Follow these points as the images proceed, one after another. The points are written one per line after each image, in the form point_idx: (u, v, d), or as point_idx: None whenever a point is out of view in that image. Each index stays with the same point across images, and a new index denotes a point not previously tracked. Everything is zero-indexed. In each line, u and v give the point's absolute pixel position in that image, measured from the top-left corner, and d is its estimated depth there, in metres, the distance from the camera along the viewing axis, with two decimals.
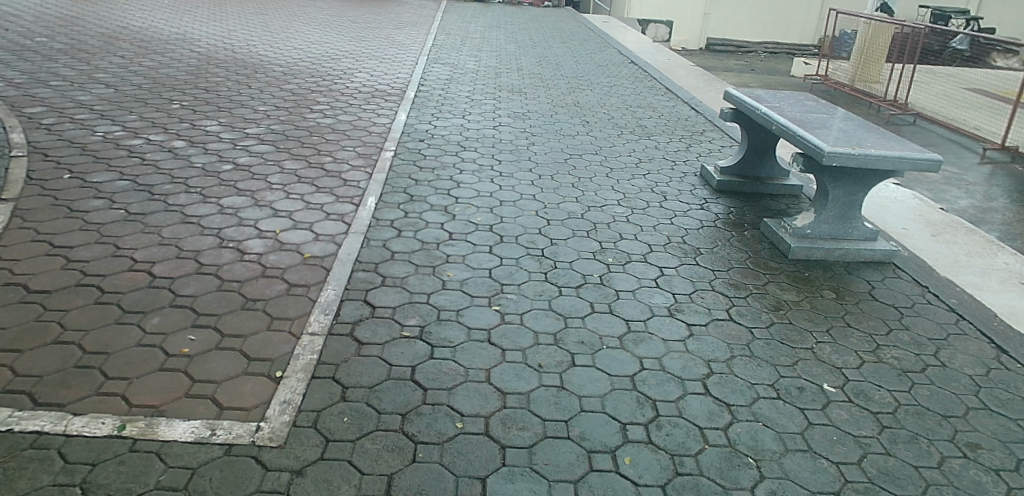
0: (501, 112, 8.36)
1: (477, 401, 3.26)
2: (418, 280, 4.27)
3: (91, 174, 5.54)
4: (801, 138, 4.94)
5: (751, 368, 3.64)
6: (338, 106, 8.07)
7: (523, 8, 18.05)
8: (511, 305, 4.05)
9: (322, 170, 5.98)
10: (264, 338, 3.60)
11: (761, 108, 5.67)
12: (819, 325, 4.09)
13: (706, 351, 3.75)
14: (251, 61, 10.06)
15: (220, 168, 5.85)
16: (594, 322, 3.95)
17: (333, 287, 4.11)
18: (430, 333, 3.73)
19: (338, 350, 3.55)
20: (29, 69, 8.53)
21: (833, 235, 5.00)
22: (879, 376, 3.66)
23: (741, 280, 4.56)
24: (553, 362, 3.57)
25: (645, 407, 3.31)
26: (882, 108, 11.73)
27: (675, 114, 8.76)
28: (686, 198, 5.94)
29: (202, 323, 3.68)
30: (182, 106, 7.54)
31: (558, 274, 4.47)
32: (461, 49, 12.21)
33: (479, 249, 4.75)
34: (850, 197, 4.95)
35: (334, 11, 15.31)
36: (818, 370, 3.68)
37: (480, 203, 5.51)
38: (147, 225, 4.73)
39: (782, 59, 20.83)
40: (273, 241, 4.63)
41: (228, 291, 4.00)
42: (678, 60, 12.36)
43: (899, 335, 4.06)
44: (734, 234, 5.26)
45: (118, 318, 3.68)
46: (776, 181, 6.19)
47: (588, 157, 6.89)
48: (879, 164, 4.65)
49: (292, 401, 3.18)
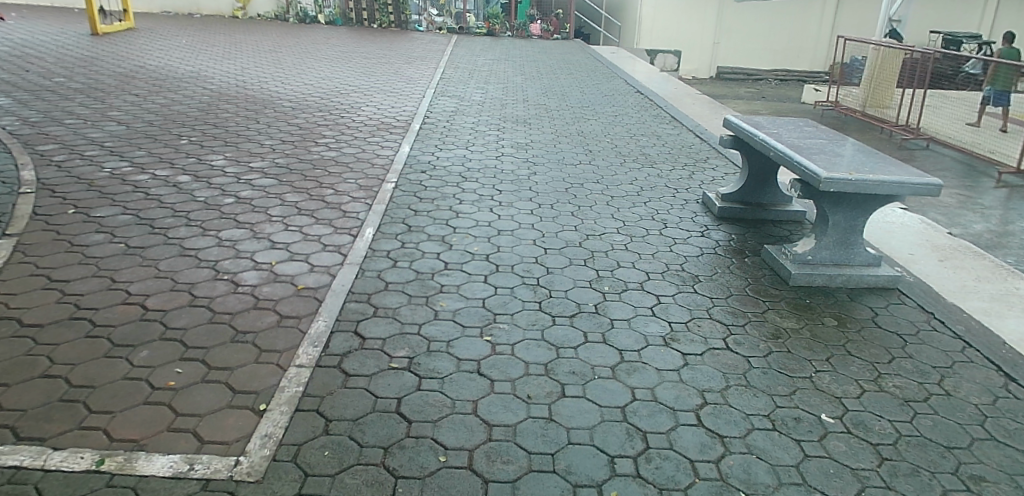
0: (505, 143, 8.39)
1: (462, 434, 3.19)
2: (410, 310, 4.24)
3: (95, 209, 5.61)
4: (798, 164, 4.89)
5: (747, 398, 3.54)
6: (343, 139, 8.14)
7: (533, 41, 18.23)
8: (502, 336, 4.00)
9: (322, 202, 6.02)
10: (250, 370, 3.56)
11: (759, 135, 5.65)
12: (819, 354, 3.99)
13: (700, 380, 3.66)
14: (261, 97, 10.21)
15: (222, 201, 5.90)
16: (587, 352, 3.88)
17: (324, 319, 4.09)
18: (418, 365, 3.68)
19: (324, 382, 3.50)
20: (46, 109, 8.69)
21: (833, 261, 4.93)
22: (881, 406, 3.54)
23: (740, 307, 4.48)
24: (543, 392, 3.49)
25: (635, 439, 3.21)
26: (893, 133, 11.75)
27: (679, 142, 8.75)
28: (686, 226, 5.91)
29: (190, 357, 3.65)
30: (190, 142, 7.65)
31: (553, 304, 4.42)
32: (470, 82, 12.37)
33: (474, 278, 4.72)
34: (850, 222, 4.88)
35: (346, 47, 15.61)
36: (817, 399, 3.57)
37: (478, 233, 5.50)
38: (145, 258, 4.76)
39: (794, 85, 20.87)
40: (268, 272, 4.64)
41: (219, 324, 3.98)
42: (685, 89, 12.42)
43: (902, 363, 3.95)
44: (734, 261, 5.21)
45: (106, 352, 3.66)
46: (778, 207, 6.15)
47: (590, 186, 6.88)
48: (878, 190, 4.58)
49: (274, 434, 3.13)
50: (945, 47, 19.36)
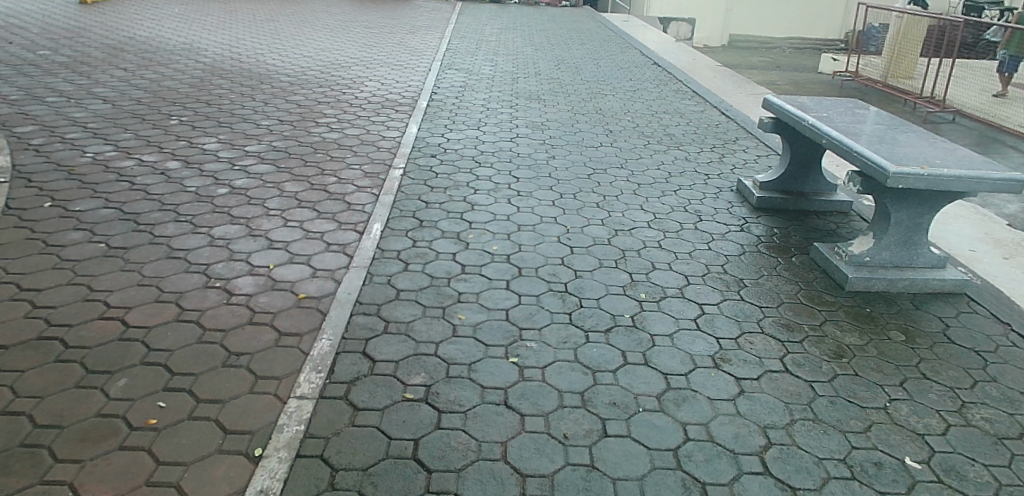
0: (518, 122, 7.84)
1: (492, 488, 2.73)
2: (425, 325, 3.76)
3: (75, 201, 5.11)
4: (859, 154, 4.35)
5: (816, 437, 3.07)
6: (346, 119, 7.60)
7: (540, 8, 17.48)
8: (531, 357, 3.52)
9: (325, 192, 5.51)
10: (244, 403, 3.09)
11: (808, 119, 5.09)
12: (890, 377, 3.51)
13: (760, 414, 3.19)
14: (257, 71, 9.63)
15: (215, 192, 5.39)
16: (628, 377, 3.40)
17: (328, 337, 3.60)
18: (437, 395, 3.21)
19: (330, 419, 3.04)
20: (27, 85, 8.14)
21: (894, 263, 4.42)
22: (972, 447, 3.08)
23: (794, 319, 3.99)
24: (582, 431, 3.03)
25: (693, 493, 2.75)
26: (918, 105, 11.14)
27: (704, 120, 8.19)
28: (723, 218, 5.39)
29: (175, 386, 3.18)
30: (181, 123, 7.11)
31: (584, 315, 3.93)
32: (477, 53, 11.76)
33: (495, 284, 4.22)
34: (915, 220, 4.36)
35: (346, 16, 14.92)
36: (897, 438, 3.10)
37: (496, 229, 4.99)
38: (128, 262, 4.27)
39: (810, 53, 20.11)
40: (265, 279, 4.15)
41: (209, 344, 3.50)
42: (704, 59, 11.76)
43: (987, 389, 3.47)
44: (781, 261, 4.71)
45: (78, 380, 3.19)
46: (822, 197, 5.62)
47: (614, 172, 6.35)
48: (952, 186, 4.05)
49: (271, 489, 2.68)
50: (967, 13, 18.57)
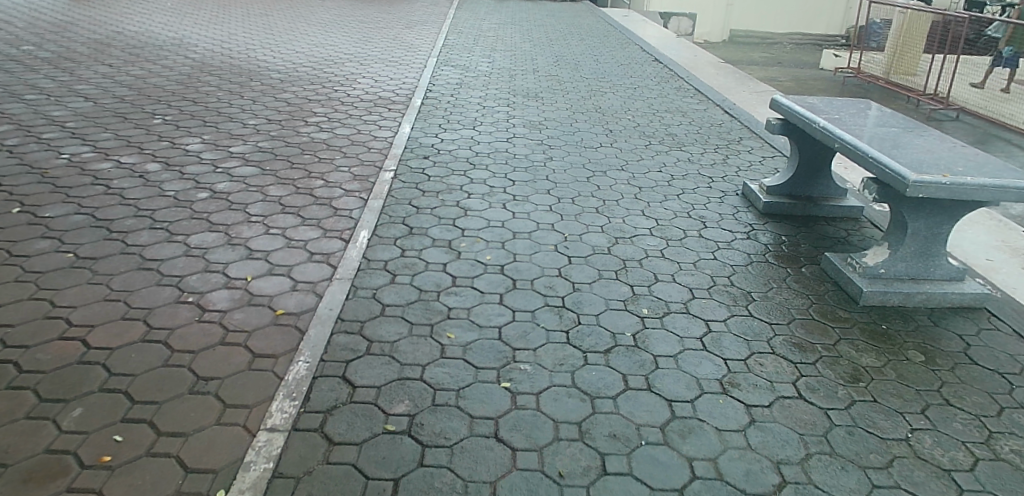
0: (515, 121, 7.57)
1: None
2: (411, 345, 3.50)
3: (44, 207, 4.83)
4: (876, 161, 4.08)
5: (834, 474, 2.82)
6: (336, 117, 7.32)
7: (539, 3, 17.16)
8: (524, 382, 3.26)
9: (310, 197, 5.24)
10: (209, 437, 2.84)
11: (819, 121, 4.82)
12: (912, 404, 3.25)
13: (773, 447, 2.93)
14: (247, 67, 9.33)
15: (195, 197, 5.12)
16: (629, 405, 3.14)
17: (305, 359, 3.34)
18: (422, 426, 2.95)
19: (303, 454, 2.78)
20: (6, 82, 7.85)
21: (911, 276, 4.16)
22: (1003, 485, 2.82)
23: (806, 337, 3.73)
24: (578, 468, 2.77)
25: None
26: (923, 102, 10.86)
27: (708, 119, 7.92)
28: (729, 225, 5.13)
29: (135, 416, 2.92)
30: (164, 122, 6.84)
31: (582, 334, 3.67)
32: (473, 49, 11.46)
33: (487, 298, 3.96)
34: (934, 230, 4.09)
35: (341, 10, 14.61)
36: (921, 474, 2.85)
37: (490, 237, 4.73)
38: (95, 273, 4.00)
39: (813, 49, 19.80)
40: (241, 293, 3.88)
41: (175, 366, 3.24)
42: (706, 55, 11.47)
43: (1015, 416, 3.22)
44: (791, 272, 4.44)
45: (29, 410, 2.93)
46: (832, 202, 5.36)
47: (614, 174, 6.08)
48: (976, 196, 3.79)
49: None
50: (972, 9, 18.26)
